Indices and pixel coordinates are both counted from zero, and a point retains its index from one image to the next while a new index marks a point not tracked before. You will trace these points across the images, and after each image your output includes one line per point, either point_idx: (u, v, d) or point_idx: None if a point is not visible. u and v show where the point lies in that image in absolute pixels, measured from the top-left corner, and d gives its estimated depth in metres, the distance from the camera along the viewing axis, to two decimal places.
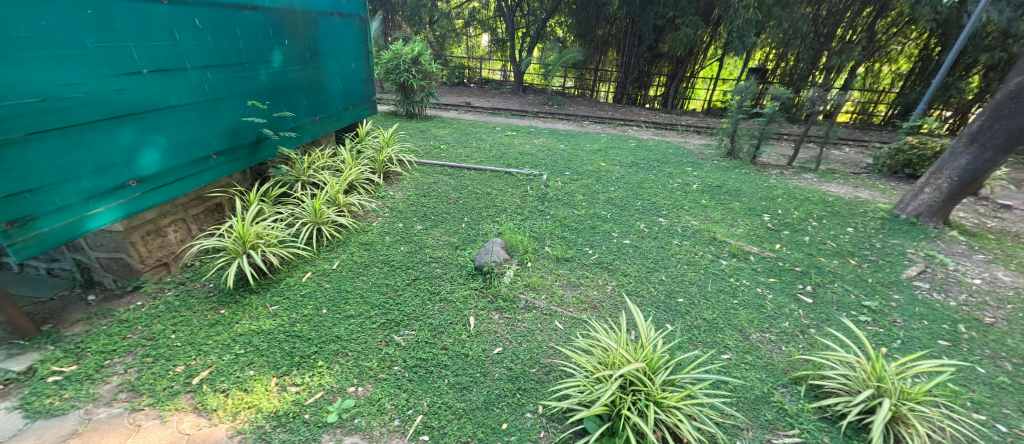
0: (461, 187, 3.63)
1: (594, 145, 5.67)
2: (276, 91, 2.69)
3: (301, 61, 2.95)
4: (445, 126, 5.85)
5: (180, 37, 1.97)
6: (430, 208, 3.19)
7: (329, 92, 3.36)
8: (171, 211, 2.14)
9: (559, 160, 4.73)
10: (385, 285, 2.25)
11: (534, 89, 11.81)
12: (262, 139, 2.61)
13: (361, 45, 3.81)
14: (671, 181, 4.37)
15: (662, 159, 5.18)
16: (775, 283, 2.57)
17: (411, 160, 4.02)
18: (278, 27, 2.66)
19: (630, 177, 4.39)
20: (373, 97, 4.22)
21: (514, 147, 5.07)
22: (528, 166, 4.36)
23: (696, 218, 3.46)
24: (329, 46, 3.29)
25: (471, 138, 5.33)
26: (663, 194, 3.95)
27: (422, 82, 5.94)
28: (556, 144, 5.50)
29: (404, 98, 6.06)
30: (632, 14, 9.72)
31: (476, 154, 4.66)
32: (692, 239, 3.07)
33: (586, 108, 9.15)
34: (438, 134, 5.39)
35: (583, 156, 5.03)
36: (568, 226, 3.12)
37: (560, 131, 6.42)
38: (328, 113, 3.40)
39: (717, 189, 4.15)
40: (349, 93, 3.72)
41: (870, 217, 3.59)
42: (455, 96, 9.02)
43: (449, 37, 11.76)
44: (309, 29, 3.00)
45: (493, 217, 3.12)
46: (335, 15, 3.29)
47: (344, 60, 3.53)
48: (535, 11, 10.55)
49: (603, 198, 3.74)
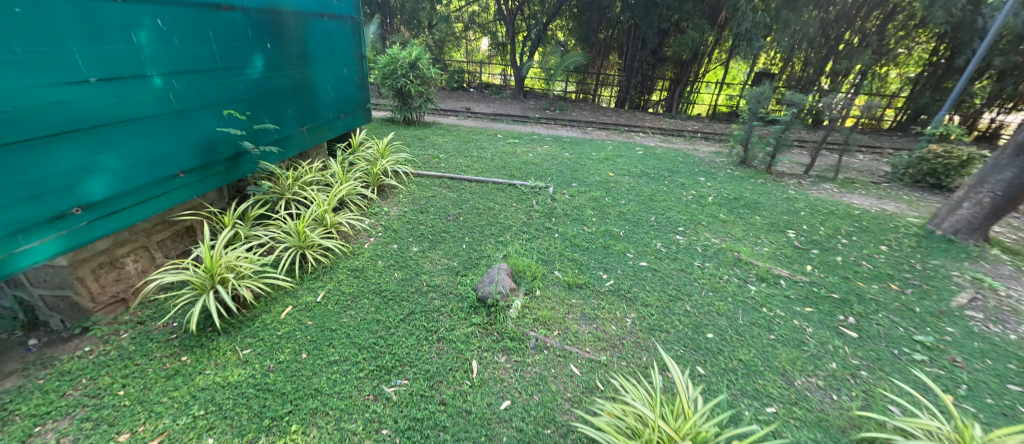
0: (462, 202, 3.36)
1: (601, 153, 5.42)
2: (257, 100, 2.42)
3: (287, 67, 2.69)
4: (445, 134, 5.59)
5: (140, 40, 1.71)
6: (428, 226, 2.92)
7: (318, 100, 3.09)
8: (130, 239, 1.87)
9: (565, 170, 4.47)
10: (375, 321, 1.97)
11: (534, 93, 11.58)
12: (241, 153, 2.34)
13: (354, 49, 3.57)
14: (685, 192, 4.11)
15: (673, 168, 4.92)
16: (812, 314, 2.30)
17: (408, 171, 3.76)
18: (259, 29, 2.40)
19: (641, 188, 4.13)
20: (368, 104, 3.96)
21: (517, 157, 4.81)
22: (532, 177, 4.09)
23: (716, 235, 3.20)
24: (319, 50, 3.03)
25: (472, 147, 5.08)
26: (677, 208, 3.69)
27: (420, 87, 5.70)
28: (561, 153, 5.24)
29: (401, 104, 5.80)
30: (635, 17, 9.52)
31: (477, 164, 4.39)
32: (714, 260, 2.80)
33: (589, 113, 8.92)
34: (437, 142, 5.14)
35: (590, 165, 4.77)
36: (578, 246, 2.85)
37: (564, 139, 6.17)
38: (318, 123, 3.14)
39: (734, 202, 3.88)
40: (341, 100, 3.46)
41: (903, 233, 3.33)
42: (454, 102, 8.78)
43: (448, 40, 11.54)
44: (296, 32, 2.75)
45: (497, 237, 2.85)
46: (324, 17, 3.04)
47: (335, 65, 3.27)
48: (535, 15, 10.34)
49: (614, 213, 3.48)
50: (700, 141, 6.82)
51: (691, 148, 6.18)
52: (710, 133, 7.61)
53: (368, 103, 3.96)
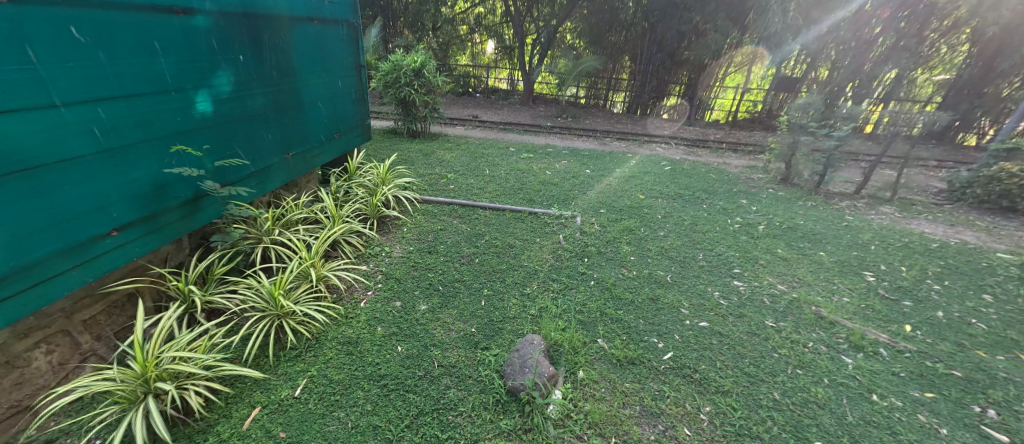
0: (477, 238, 2.87)
1: (625, 170, 4.90)
2: (222, 126, 1.93)
3: (265, 83, 2.21)
4: (453, 148, 5.10)
5: (44, 56, 1.21)
6: (438, 274, 2.42)
7: (305, 121, 2.59)
8: (42, 324, 1.37)
9: (589, 192, 3.97)
10: (371, 429, 1.46)
11: (544, 98, 11.09)
12: (202, 195, 1.85)
13: (351, 59, 3.08)
14: (729, 219, 3.58)
15: (709, 187, 4.40)
16: (939, 403, 1.76)
17: (413, 197, 3.26)
18: (226, 38, 1.91)
19: (679, 214, 3.60)
20: (367, 121, 3.46)
21: (535, 177, 4.31)
22: (554, 203, 3.60)
23: (780, 278, 2.68)
24: (307, 61, 2.55)
25: (483, 164, 4.58)
26: (726, 240, 3.17)
27: (426, 97, 5.21)
28: (582, 170, 4.74)
29: (405, 115, 5.32)
30: (652, 19, 9.00)
31: (491, 187, 3.90)
32: (789, 317, 2.27)
33: (603, 121, 8.44)
34: (444, 159, 4.64)
35: (615, 184, 4.28)
36: (620, 298, 2.34)
37: (582, 152, 5.66)
38: (305, 147, 2.64)
39: (790, 232, 3.35)
40: (334, 118, 2.96)
41: (1004, 276, 2.78)
42: (461, 109, 8.34)
43: (453, 43, 11.11)
44: (278, 40, 2.27)
45: (522, 287, 2.35)
46: (314, 21, 2.55)
47: (326, 78, 2.77)
48: (545, 17, 9.86)
49: (654, 249, 2.96)
50: (728, 153, 6.29)
51: (721, 162, 5.65)
52: (736, 143, 7.09)
53: (367, 119, 3.48)
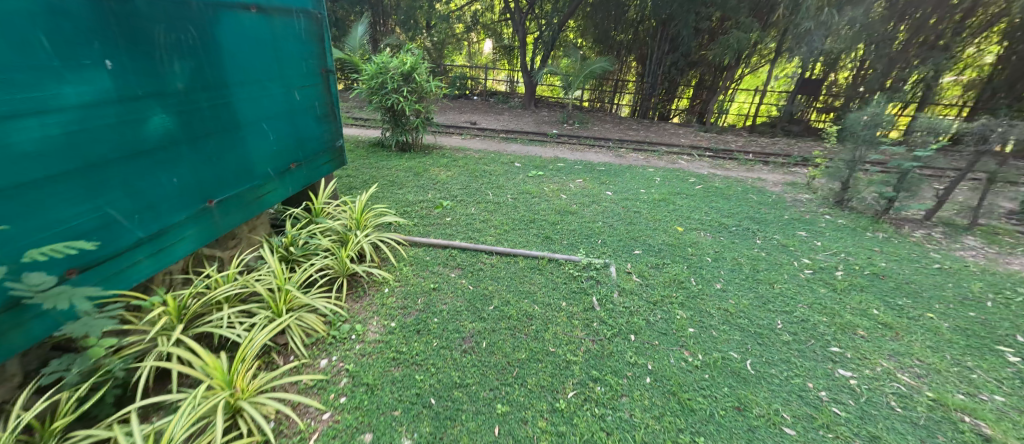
0: (482, 304, 2.14)
1: (652, 190, 4.20)
2: (65, 179, 1.15)
3: (162, 102, 1.44)
4: (449, 165, 4.37)
5: None
6: (428, 375, 1.67)
7: (236, 151, 1.81)
8: None
9: (615, 224, 3.25)
10: None
11: (545, 101, 10.40)
12: (16, 303, 1.06)
13: (315, 64, 2.32)
14: (793, 260, 2.89)
15: (754, 213, 3.70)
16: None
17: (397, 239, 2.55)
18: (75, 30, 1.14)
19: (732, 255, 2.89)
20: (341, 142, 2.67)
21: (548, 204, 3.57)
22: (577, 242, 2.89)
23: (894, 359, 1.98)
24: (237, 67, 1.78)
25: (485, 186, 3.84)
26: (803, 295, 2.46)
27: (417, 105, 4.46)
28: (602, 192, 4.02)
29: (393, 125, 4.59)
30: (664, 15, 8.26)
31: (497, 220, 3.17)
32: (940, 439, 1.56)
33: (613, 127, 7.79)
34: (438, 180, 3.91)
35: (645, 211, 3.56)
36: (695, 412, 1.60)
37: (597, 167, 4.94)
38: (240, 189, 1.86)
39: (878, 282, 2.64)
40: (289, 144, 2.16)
41: None
42: (457, 115, 7.63)
43: (449, 42, 10.43)
44: (186, 36, 1.51)
45: (550, 396, 1.62)
46: (250, 11, 1.79)
47: (273, 89, 2.00)
48: (547, 14, 9.19)
49: (717, 313, 2.24)
50: (759, 167, 5.61)
51: (756, 178, 4.96)
52: (763, 155, 6.40)
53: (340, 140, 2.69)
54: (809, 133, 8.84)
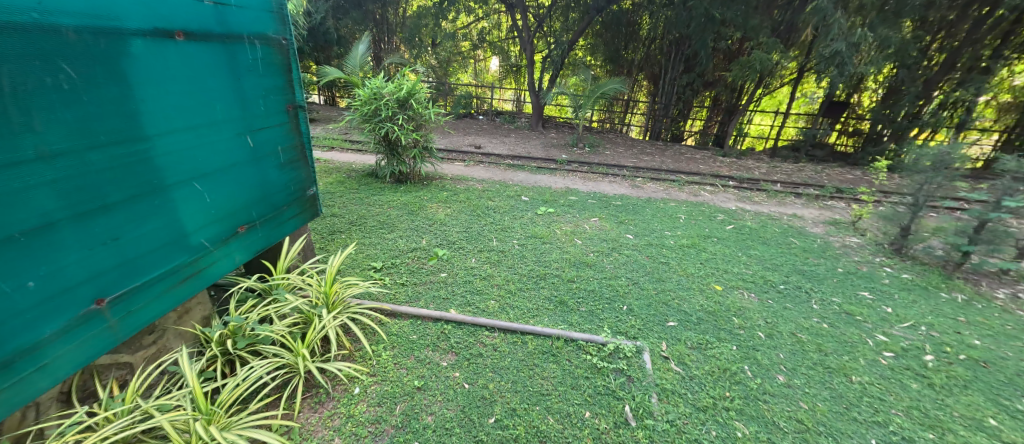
0: (479, 415, 1.62)
1: (678, 232, 3.70)
2: None
3: (13, 172, 0.97)
4: (449, 201, 3.91)
5: None
6: None
7: (148, 225, 1.33)
8: None
9: (641, 281, 2.75)
10: None
11: (553, 121, 10.04)
12: None
13: (280, 100, 1.87)
14: (864, 335, 2.35)
15: (802, 265, 3.17)
16: None
17: (374, 311, 2.09)
18: None
19: (789, 328, 2.36)
20: (314, 191, 2.18)
21: (560, 252, 3.08)
22: (598, 310, 2.38)
23: None
24: (155, 114, 1.31)
25: (489, 229, 3.38)
26: (892, 393, 1.92)
27: (415, 133, 4.04)
28: (622, 234, 3.53)
29: (388, 154, 4.16)
30: (678, 34, 7.88)
31: (502, 276, 2.68)
32: None
33: (625, 151, 7.35)
34: (435, 220, 3.44)
35: (675, 262, 3.06)
36: None
37: (613, 201, 4.48)
38: (152, 276, 1.36)
39: (983, 374, 2.08)
40: (237, 204, 1.68)
41: None
42: (461, 138, 7.26)
43: (454, 61, 10.20)
44: (65, 76, 1.05)
45: None
46: (175, 39, 1.34)
47: (212, 136, 1.54)
48: (556, 33, 8.92)
49: (789, 427, 1.68)
50: (790, 201, 5.10)
51: (792, 216, 4.44)
52: (791, 186, 5.89)
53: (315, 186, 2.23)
54: (834, 159, 8.31)
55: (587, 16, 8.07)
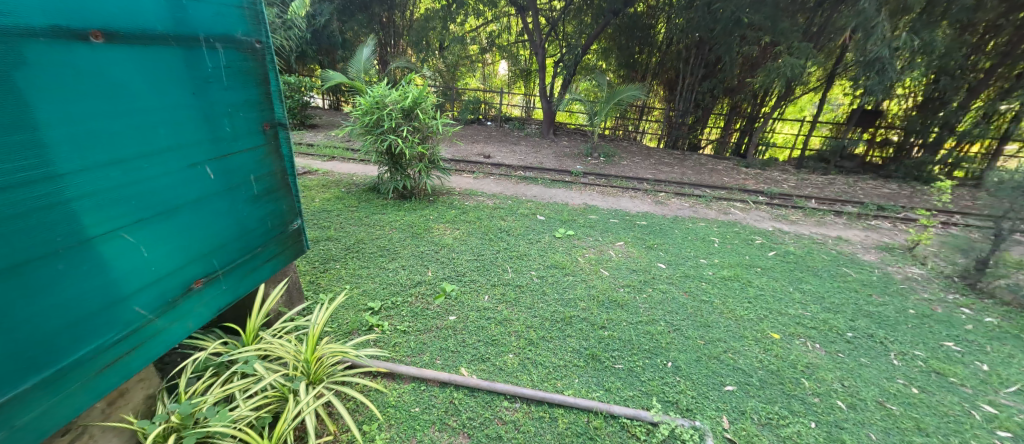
0: None
1: (716, 260, 3.28)
2: None
3: None
4: (457, 221, 3.53)
5: None
6: None
7: (51, 301, 0.94)
8: None
9: (684, 326, 2.33)
10: None
11: (564, 128, 9.67)
12: None
13: (253, 117, 1.49)
14: (970, 408, 1.90)
15: (866, 305, 2.74)
16: None
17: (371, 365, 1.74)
18: None
19: (874, 396, 1.93)
20: (296, 225, 1.80)
21: (585, 287, 2.67)
22: (641, 369, 1.97)
23: None
24: (64, 146, 0.93)
25: (502, 256, 2.98)
26: None
27: (421, 146, 3.67)
28: (653, 263, 3.13)
29: (391, 168, 3.79)
30: (699, 38, 7.47)
31: (520, 320, 2.28)
32: None
33: (642, 162, 6.95)
34: (442, 245, 3.05)
35: (719, 301, 2.63)
36: None
37: (637, 221, 4.08)
38: (57, 369, 0.98)
39: None
40: (189, 252, 1.29)
41: None
42: (468, 146, 6.91)
43: (462, 65, 9.88)
44: None
45: None
46: (93, 41, 0.95)
47: (153, 169, 1.15)
48: (569, 38, 8.59)
49: None
50: (830, 221, 4.66)
51: (837, 239, 4.00)
52: (827, 202, 5.44)
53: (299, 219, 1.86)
54: (865, 170, 7.82)
55: (603, 19, 7.67)
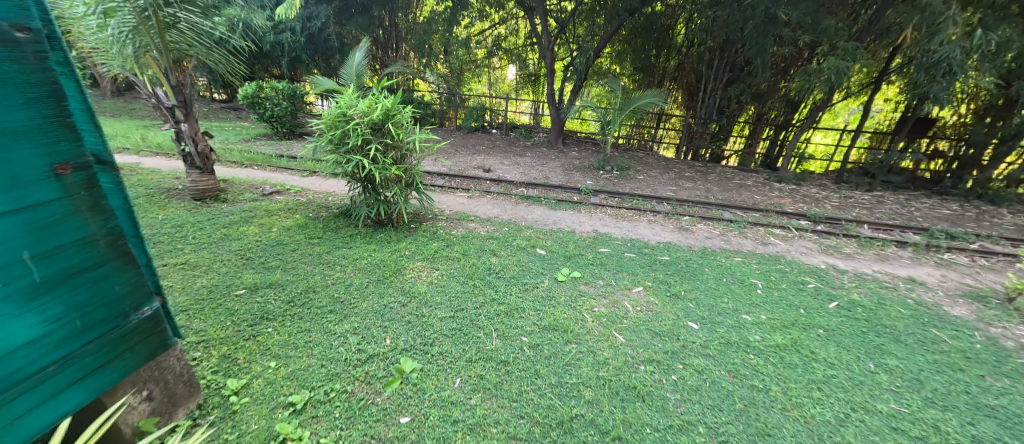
0: None
1: (764, 316, 2.56)
2: None
3: None
4: (437, 259, 2.89)
5: None
6: None
7: None
8: None
9: (735, 438, 1.63)
10: None
11: (574, 137, 9.02)
12: None
13: (29, 155, 0.87)
14: None
15: (983, 396, 1.99)
16: None
17: None
18: None
19: None
20: (147, 310, 1.16)
21: (594, 364, 1.98)
22: None
23: None
24: None
25: (487, 312, 2.33)
26: None
27: (398, 166, 3.07)
28: (681, 321, 2.43)
29: (364, 192, 3.19)
30: (725, 38, 6.71)
31: (501, 425, 1.61)
32: None
33: (661, 176, 6.24)
34: (413, 296, 2.42)
35: (778, 390, 1.91)
36: None
37: (658, 255, 3.38)
38: None
39: None
40: None
41: None
42: (468, 158, 6.32)
43: (467, 69, 9.33)
44: None
45: None
46: None
47: None
48: (581, 40, 7.98)
49: None
50: (892, 256, 3.88)
51: (910, 285, 3.22)
52: (881, 228, 4.65)
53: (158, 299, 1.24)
54: (915, 186, 6.91)
55: (617, 20, 7.00)
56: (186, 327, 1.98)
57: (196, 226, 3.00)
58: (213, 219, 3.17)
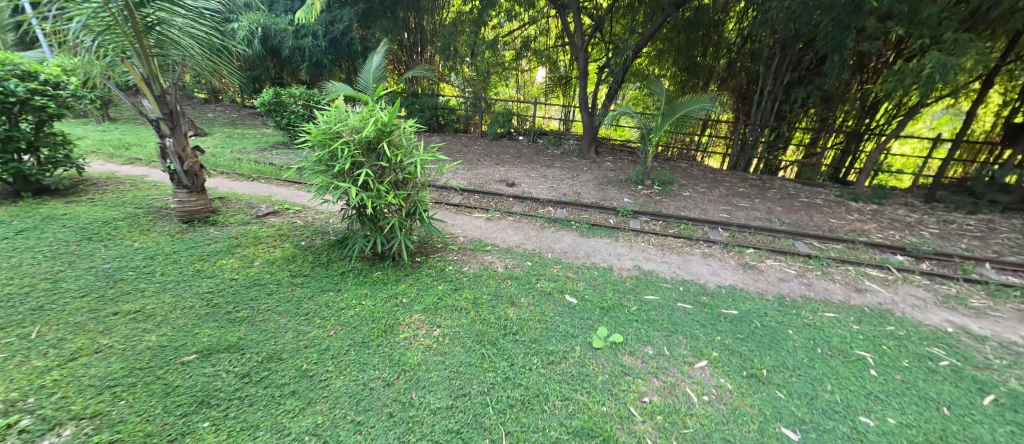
0: None
1: (891, 420, 1.78)
2: None
3: None
4: (441, 310, 2.33)
5: None
6: None
7: None
8: None
9: None
10: None
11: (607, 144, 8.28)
12: None
13: None
14: None
15: None
16: None
17: None
18: None
19: None
20: None
21: None
22: None
23: None
24: None
25: (496, 402, 1.71)
26: None
27: (397, 192, 2.54)
28: (772, 426, 1.70)
29: (358, 221, 2.69)
30: (790, 32, 5.77)
31: None
32: None
33: (709, 193, 5.42)
34: (402, 370, 1.85)
35: None
36: None
37: (722, 308, 2.64)
38: None
39: None
40: None
41: None
42: (491, 170, 5.77)
43: (494, 72, 8.79)
44: None
45: None
46: None
47: None
48: (618, 39, 7.25)
49: None
50: None
51: None
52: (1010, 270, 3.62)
53: None
54: None
55: (660, 14, 6.23)
56: (104, 416, 1.50)
57: (170, 258, 2.62)
58: (193, 247, 2.78)
